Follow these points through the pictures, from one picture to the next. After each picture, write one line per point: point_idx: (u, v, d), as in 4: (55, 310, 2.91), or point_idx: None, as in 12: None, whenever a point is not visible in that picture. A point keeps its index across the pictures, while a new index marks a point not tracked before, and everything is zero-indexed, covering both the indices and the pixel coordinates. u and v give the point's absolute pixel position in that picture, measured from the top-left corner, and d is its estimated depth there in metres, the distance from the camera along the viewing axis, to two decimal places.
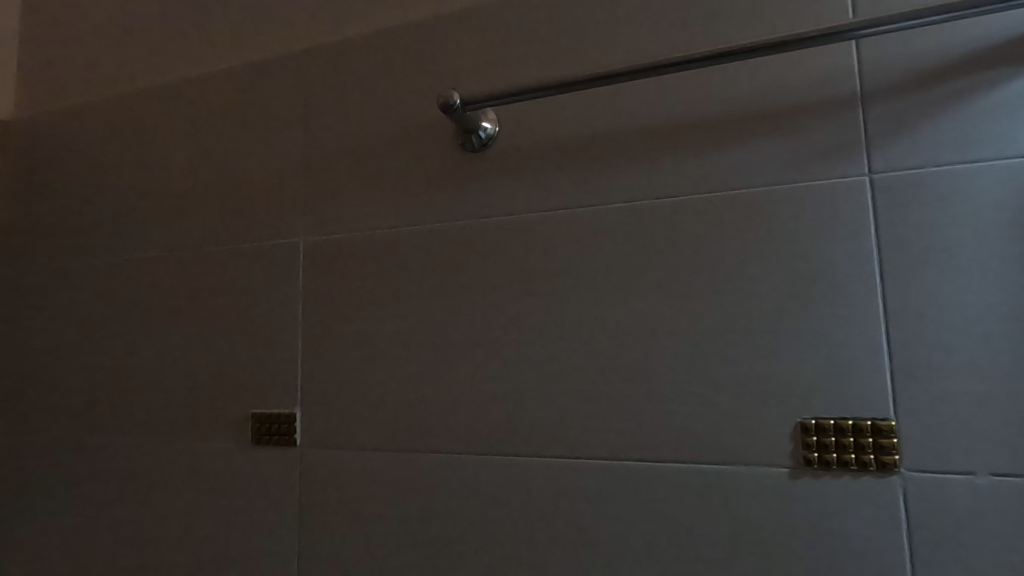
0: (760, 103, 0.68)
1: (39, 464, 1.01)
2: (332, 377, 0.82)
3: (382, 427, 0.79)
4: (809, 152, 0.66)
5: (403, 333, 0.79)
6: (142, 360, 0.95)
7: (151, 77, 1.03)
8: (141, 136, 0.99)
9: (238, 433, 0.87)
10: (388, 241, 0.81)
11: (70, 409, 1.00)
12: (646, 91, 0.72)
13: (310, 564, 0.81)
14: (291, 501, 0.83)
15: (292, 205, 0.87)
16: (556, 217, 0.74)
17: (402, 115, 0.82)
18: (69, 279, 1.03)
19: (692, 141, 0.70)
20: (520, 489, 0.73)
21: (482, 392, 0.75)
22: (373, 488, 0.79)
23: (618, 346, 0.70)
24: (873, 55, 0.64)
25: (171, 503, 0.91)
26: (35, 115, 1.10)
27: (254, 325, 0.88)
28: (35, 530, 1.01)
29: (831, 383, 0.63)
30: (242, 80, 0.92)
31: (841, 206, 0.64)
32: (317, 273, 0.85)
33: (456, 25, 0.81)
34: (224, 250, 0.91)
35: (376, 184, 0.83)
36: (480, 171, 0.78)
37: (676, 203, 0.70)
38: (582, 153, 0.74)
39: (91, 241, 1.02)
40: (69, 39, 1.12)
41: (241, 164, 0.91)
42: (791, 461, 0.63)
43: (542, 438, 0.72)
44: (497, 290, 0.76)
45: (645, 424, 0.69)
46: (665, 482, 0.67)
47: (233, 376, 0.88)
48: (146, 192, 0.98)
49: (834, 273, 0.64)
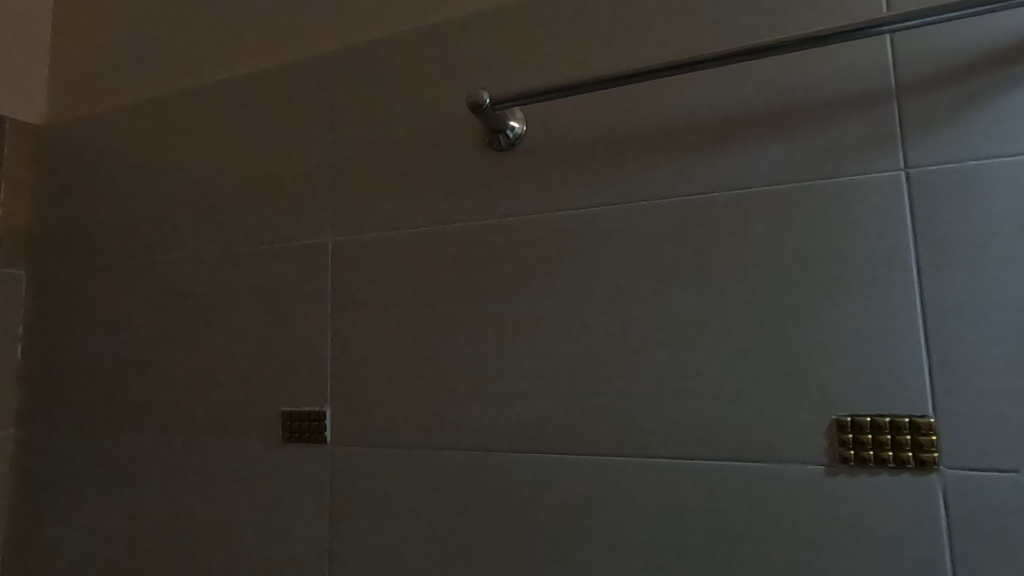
0: (791, 98, 0.67)
1: (76, 461, 1.04)
2: (361, 374, 0.84)
3: (411, 424, 0.80)
4: (843, 146, 0.65)
5: (432, 330, 0.80)
6: (175, 359, 0.97)
7: (182, 81, 1.05)
8: (174, 139, 1.02)
9: (269, 430, 0.89)
10: (417, 240, 0.82)
11: (106, 407, 1.02)
12: (675, 88, 0.72)
13: (340, 560, 0.82)
14: (321, 498, 0.84)
15: (322, 206, 0.89)
16: (584, 215, 0.75)
17: (431, 116, 0.83)
18: (105, 280, 1.05)
19: (722, 136, 0.70)
20: (549, 487, 0.73)
21: (510, 389, 0.76)
22: (402, 485, 0.80)
23: (648, 343, 0.70)
24: (908, 49, 0.64)
25: (203, 498, 0.92)
26: (72, 120, 1.14)
27: (284, 324, 0.89)
28: (71, 527, 1.03)
29: (868, 380, 0.62)
30: (273, 83, 0.94)
31: (876, 200, 0.63)
32: (347, 273, 0.86)
33: (483, 26, 0.82)
34: (256, 250, 0.92)
35: (405, 184, 0.84)
36: (508, 169, 0.79)
37: (707, 200, 0.69)
38: (610, 151, 0.74)
39: (125, 242, 1.05)
40: (104, 46, 1.16)
41: (273, 166, 0.93)
42: (826, 458, 0.63)
43: (571, 436, 0.72)
44: (525, 288, 0.76)
45: (675, 421, 0.68)
46: (697, 480, 0.67)
47: (264, 374, 0.90)
48: (180, 195, 1.00)
49: (870, 268, 0.63)
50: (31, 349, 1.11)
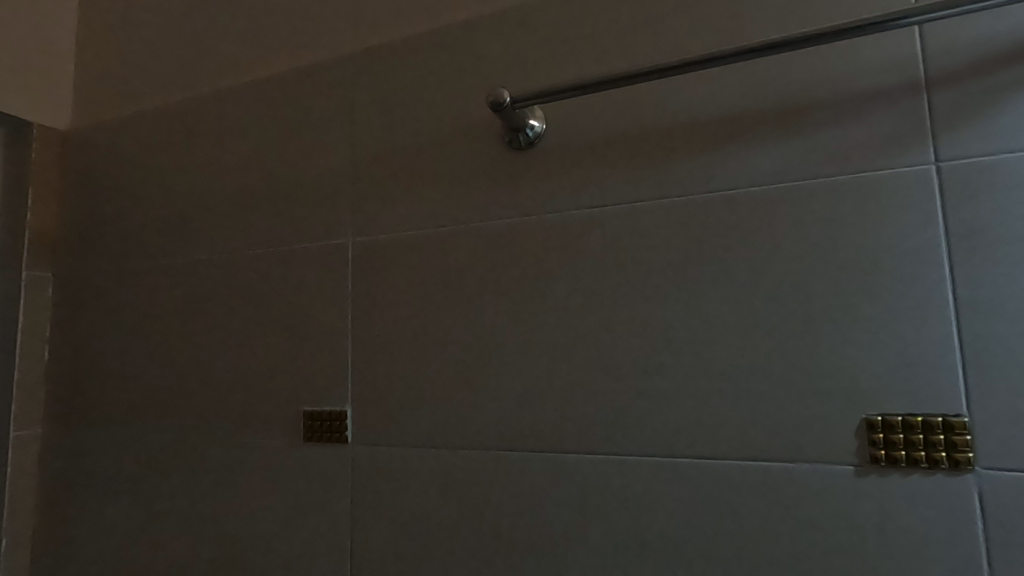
0: (816, 93, 0.66)
1: (102, 462, 1.05)
2: (382, 374, 0.84)
3: (432, 423, 0.80)
4: (870, 140, 0.64)
5: (452, 329, 0.80)
6: (198, 359, 0.98)
7: (203, 84, 1.06)
8: (196, 142, 1.03)
9: (291, 430, 0.89)
10: (436, 240, 0.82)
11: (130, 406, 1.04)
12: (698, 84, 0.71)
13: (361, 560, 0.82)
14: (343, 497, 0.84)
15: (342, 206, 0.89)
16: (605, 213, 0.74)
17: (450, 115, 0.84)
18: (129, 282, 1.07)
19: (745, 131, 0.69)
20: (572, 487, 0.72)
21: (531, 388, 0.75)
22: (424, 485, 0.80)
23: (671, 342, 0.69)
24: (937, 39, 0.62)
25: (226, 497, 0.93)
26: (96, 125, 1.16)
27: (305, 324, 0.90)
28: (97, 525, 1.04)
29: (899, 378, 0.61)
30: (294, 86, 0.95)
31: (905, 195, 0.62)
32: (368, 273, 0.86)
33: (502, 26, 0.82)
34: (277, 251, 0.93)
35: (424, 184, 0.84)
36: (528, 168, 0.79)
37: (731, 197, 0.69)
38: (631, 148, 0.74)
39: (148, 244, 1.06)
40: (127, 51, 1.18)
41: (294, 167, 0.94)
42: (856, 458, 0.61)
43: (594, 435, 0.72)
44: (546, 286, 0.76)
45: (699, 420, 0.67)
46: (723, 479, 0.66)
47: (285, 373, 0.90)
48: (202, 198, 1.01)
49: (899, 264, 0.62)
50: (58, 350, 1.13)
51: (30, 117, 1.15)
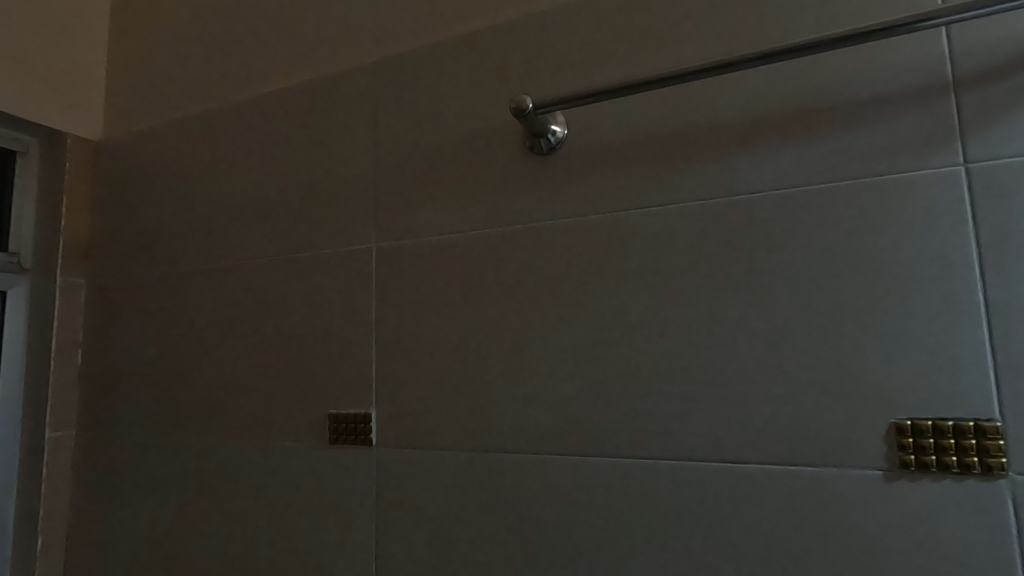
0: (840, 95, 0.66)
1: (132, 463, 1.08)
2: (406, 377, 0.85)
3: (456, 425, 0.81)
4: (895, 142, 0.63)
5: (475, 333, 0.81)
6: (225, 362, 1.00)
7: (229, 94, 1.09)
8: (223, 150, 1.06)
9: (317, 432, 0.91)
10: (459, 244, 0.84)
11: (159, 408, 1.06)
12: (720, 87, 0.72)
13: (386, 561, 0.83)
14: (368, 498, 0.86)
15: (365, 212, 0.91)
16: (627, 216, 0.75)
17: (472, 121, 0.85)
18: (159, 287, 1.10)
19: (769, 135, 0.69)
20: (596, 490, 0.73)
21: (553, 391, 0.76)
22: (448, 487, 0.81)
23: (694, 345, 0.70)
24: (965, 40, 0.62)
25: (253, 498, 0.95)
26: (126, 135, 1.20)
27: (330, 328, 0.91)
28: (128, 525, 1.07)
29: (928, 382, 0.60)
30: (319, 94, 0.97)
31: (933, 196, 0.61)
32: (391, 277, 0.88)
33: (523, 32, 0.83)
34: (303, 257, 0.95)
35: (447, 189, 0.85)
36: (549, 173, 0.80)
37: (754, 201, 0.69)
38: (653, 152, 0.74)
39: (177, 250, 1.09)
40: (156, 62, 1.21)
41: (318, 173, 0.96)
42: (886, 463, 0.61)
43: (618, 438, 0.72)
44: (568, 290, 0.77)
45: (724, 423, 0.67)
46: (748, 483, 0.66)
47: (310, 377, 0.92)
48: (229, 205, 1.04)
49: (928, 267, 0.61)
50: (90, 354, 1.17)
51: (65, 129, 1.20)
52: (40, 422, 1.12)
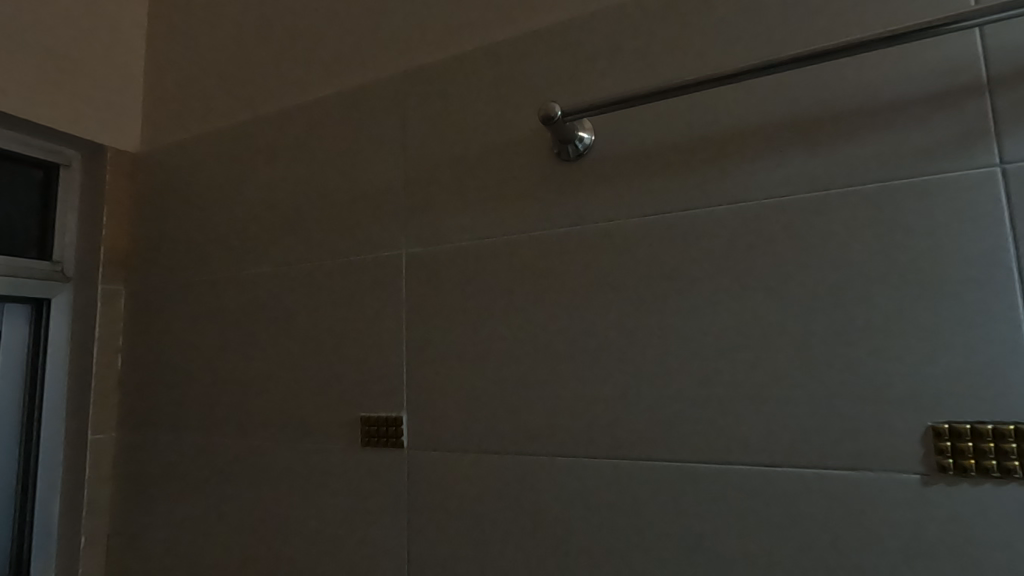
0: (871, 98, 0.66)
1: (169, 464, 1.12)
2: (436, 381, 0.87)
3: (487, 428, 0.82)
4: (929, 143, 0.63)
5: (505, 337, 0.82)
6: (259, 366, 1.03)
7: (262, 105, 1.12)
8: (257, 160, 1.09)
9: (349, 435, 0.93)
10: (489, 249, 0.85)
11: (195, 411, 1.10)
12: (748, 92, 0.72)
13: (418, 561, 0.85)
14: (400, 499, 0.87)
15: (396, 218, 0.93)
16: (654, 221, 0.75)
17: (501, 128, 0.86)
18: (194, 293, 1.14)
19: (798, 139, 0.69)
20: (627, 493, 0.73)
21: (583, 394, 0.77)
22: (478, 490, 0.82)
23: (724, 349, 0.70)
24: (1000, 40, 0.61)
25: (287, 499, 0.97)
26: (163, 147, 1.24)
27: (362, 333, 0.93)
28: (165, 525, 1.10)
29: (965, 384, 0.59)
30: (350, 105, 1.00)
31: (970, 197, 0.61)
32: (422, 283, 0.89)
33: (551, 40, 0.84)
34: (334, 263, 0.98)
35: (477, 196, 0.87)
36: (577, 178, 0.81)
37: (784, 204, 0.69)
38: (681, 156, 0.75)
39: (211, 257, 1.12)
40: (191, 76, 1.25)
41: (350, 181, 0.98)
42: (923, 467, 0.60)
43: (648, 440, 0.73)
44: (597, 294, 0.77)
45: (755, 427, 0.67)
46: (781, 487, 0.66)
47: (342, 380, 0.94)
48: (263, 213, 1.07)
49: (965, 268, 0.60)
50: (129, 359, 1.21)
51: (106, 143, 1.24)
52: (82, 425, 1.17)
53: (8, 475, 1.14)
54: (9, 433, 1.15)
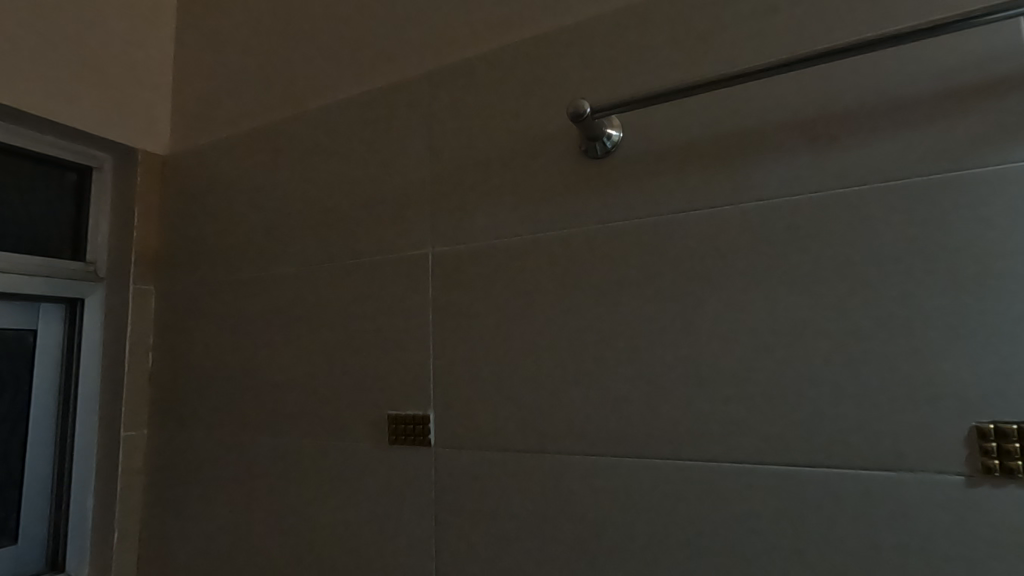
0: (910, 90, 0.65)
1: (198, 461, 1.13)
2: (463, 379, 0.87)
3: (516, 426, 0.82)
4: (971, 136, 0.62)
5: (533, 335, 0.82)
6: (287, 364, 1.04)
7: (289, 107, 1.14)
8: (284, 161, 1.11)
9: (376, 433, 0.93)
10: (515, 248, 0.85)
11: (224, 409, 1.11)
12: (781, 87, 0.71)
13: (446, 559, 0.85)
14: (427, 497, 0.88)
15: (422, 216, 0.94)
16: (685, 218, 0.75)
17: (527, 127, 0.86)
18: (223, 293, 1.15)
19: (833, 134, 0.68)
20: (657, 492, 0.73)
21: (612, 393, 0.76)
22: (505, 488, 0.82)
23: (757, 347, 0.69)
24: None
25: (314, 496, 0.98)
26: (192, 149, 1.26)
27: (389, 331, 0.94)
28: (194, 521, 1.12)
29: (1009, 382, 0.58)
30: (376, 106, 1.01)
31: (1014, 191, 0.59)
32: (449, 281, 0.90)
33: (578, 38, 0.84)
34: (361, 262, 0.98)
35: (503, 195, 0.87)
36: (605, 176, 0.80)
37: (818, 200, 0.68)
38: (712, 153, 0.74)
39: (239, 257, 1.14)
40: (219, 78, 1.27)
41: (376, 181, 0.99)
42: (966, 468, 0.59)
43: (679, 439, 0.72)
44: (625, 292, 0.77)
45: (791, 426, 0.66)
46: (817, 487, 0.65)
47: (369, 378, 0.95)
48: (290, 213, 1.08)
49: (1009, 264, 0.59)
50: (158, 357, 1.23)
51: (136, 145, 1.27)
52: (114, 423, 1.19)
53: (44, 470, 1.17)
54: (45, 430, 1.18)
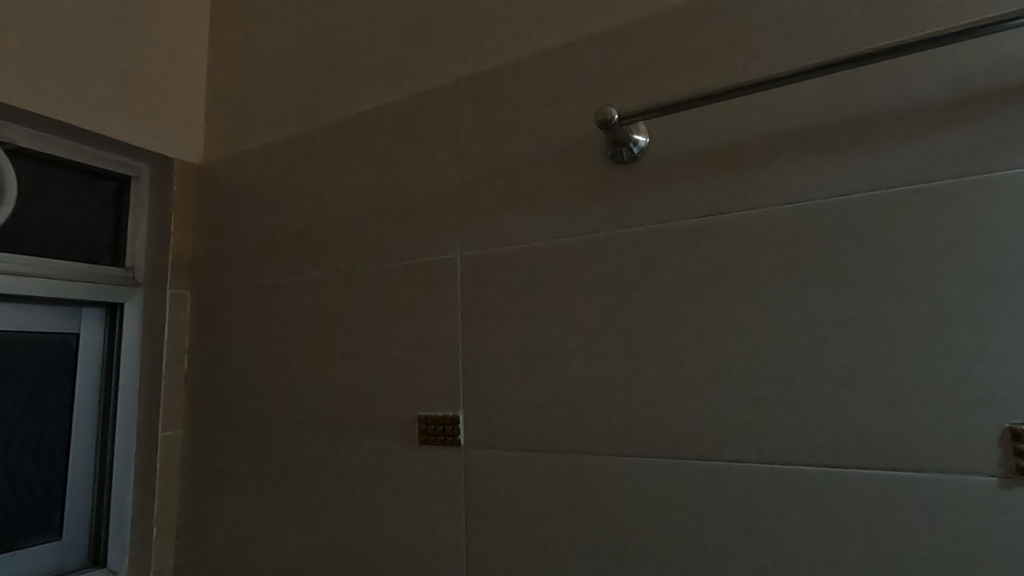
0: (938, 94, 0.65)
1: (233, 460, 1.17)
2: (493, 381, 0.89)
3: (545, 428, 0.84)
4: (1003, 138, 0.62)
5: (561, 338, 0.84)
6: (319, 365, 1.07)
7: (320, 116, 1.17)
8: (315, 169, 1.14)
9: (407, 434, 0.96)
10: (543, 252, 0.87)
11: (258, 409, 1.15)
12: (808, 92, 0.72)
13: (477, 557, 0.87)
14: (457, 495, 0.90)
15: (451, 222, 0.96)
16: (712, 222, 0.76)
17: (554, 133, 0.88)
18: (256, 297, 1.19)
19: (860, 137, 0.68)
20: (687, 492, 0.73)
21: (640, 395, 0.78)
22: (535, 487, 0.84)
23: (785, 349, 0.70)
24: None
25: (346, 494, 1.01)
26: (226, 157, 1.31)
27: (419, 334, 0.96)
28: (230, 518, 1.16)
29: None
30: (405, 114, 1.04)
31: None
32: (478, 285, 0.92)
33: (605, 46, 0.86)
34: (392, 266, 1.01)
35: (531, 200, 0.89)
36: (632, 181, 0.82)
37: (846, 203, 0.68)
38: (739, 158, 0.75)
39: (272, 262, 1.18)
40: (251, 89, 1.32)
41: (405, 188, 1.02)
42: (1000, 470, 0.59)
43: (708, 440, 0.73)
44: (653, 295, 0.78)
45: (819, 427, 0.67)
46: (847, 487, 0.65)
47: (400, 380, 0.97)
48: (321, 219, 1.12)
49: None
50: (194, 359, 1.27)
51: (172, 154, 1.32)
52: (152, 423, 1.24)
53: (86, 468, 1.22)
54: (88, 429, 1.23)
